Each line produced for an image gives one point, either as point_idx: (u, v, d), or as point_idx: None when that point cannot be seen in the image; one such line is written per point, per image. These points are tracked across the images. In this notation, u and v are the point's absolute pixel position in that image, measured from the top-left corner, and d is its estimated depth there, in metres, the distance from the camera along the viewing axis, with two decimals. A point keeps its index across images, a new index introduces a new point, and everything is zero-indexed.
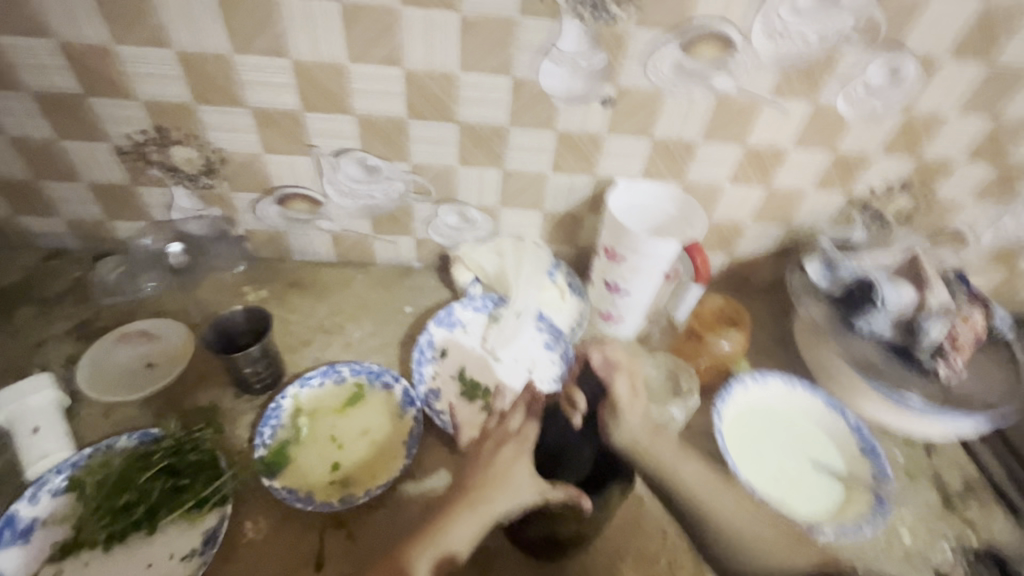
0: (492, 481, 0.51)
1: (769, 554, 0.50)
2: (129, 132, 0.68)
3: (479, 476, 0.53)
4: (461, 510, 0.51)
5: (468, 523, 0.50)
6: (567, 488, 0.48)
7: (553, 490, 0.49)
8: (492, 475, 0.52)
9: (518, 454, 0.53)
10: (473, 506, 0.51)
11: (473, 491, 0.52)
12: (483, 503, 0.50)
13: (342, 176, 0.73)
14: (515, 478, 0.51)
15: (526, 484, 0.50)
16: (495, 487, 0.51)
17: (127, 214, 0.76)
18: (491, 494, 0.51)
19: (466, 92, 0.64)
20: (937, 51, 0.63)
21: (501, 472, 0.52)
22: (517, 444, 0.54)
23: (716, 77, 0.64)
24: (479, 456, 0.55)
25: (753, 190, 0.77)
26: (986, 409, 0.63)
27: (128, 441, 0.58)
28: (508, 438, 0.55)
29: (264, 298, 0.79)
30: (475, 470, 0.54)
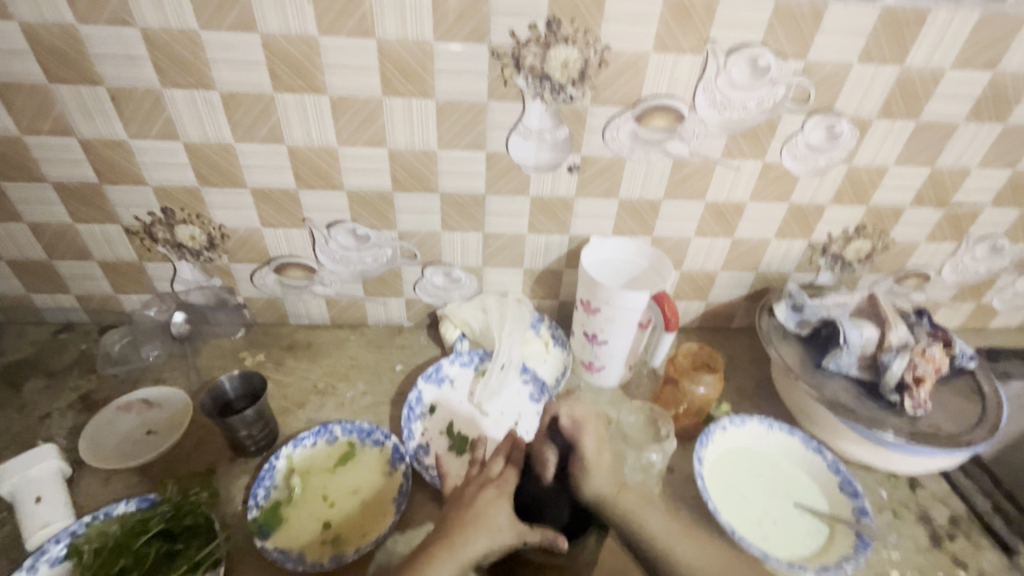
0: (472, 522, 0.50)
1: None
2: (139, 214, 0.74)
3: (459, 518, 0.51)
4: (437, 554, 0.48)
5: (446, 565, 0.47)
6: (545, 531, 0.49)
7: (531, 532, 0.49)
8: (473, 516, 0.50)
9: (498, 496, 0.52)
10: (452, 546, 0.48)
11: (451, 533, 0.50)
12: (460, 546, 0.48)
13: (335, 244, 0.78)
14: (496, 519, 0.50)
15: (506, 526, 0.49)
16: (474, 529, 0.49)
17: (134, 288, 0.82)
18: (471, 535, 0.49)
19: (445, 165, 0.71)
20: (866, 112, 0.70)
21: (481, 513, 0.51)
22: (496, 484, 0.53)
23: (670, 143, 0.71)
24: (456, 497, 0.54)
25: (719, 241, 0.82)
26: (962, 442, 0.64)
27: (125, 507, 0.60)
28: (488, 481, 0.54)
29: (261, 362, 0.83)
30: (454, 510, 0.52)
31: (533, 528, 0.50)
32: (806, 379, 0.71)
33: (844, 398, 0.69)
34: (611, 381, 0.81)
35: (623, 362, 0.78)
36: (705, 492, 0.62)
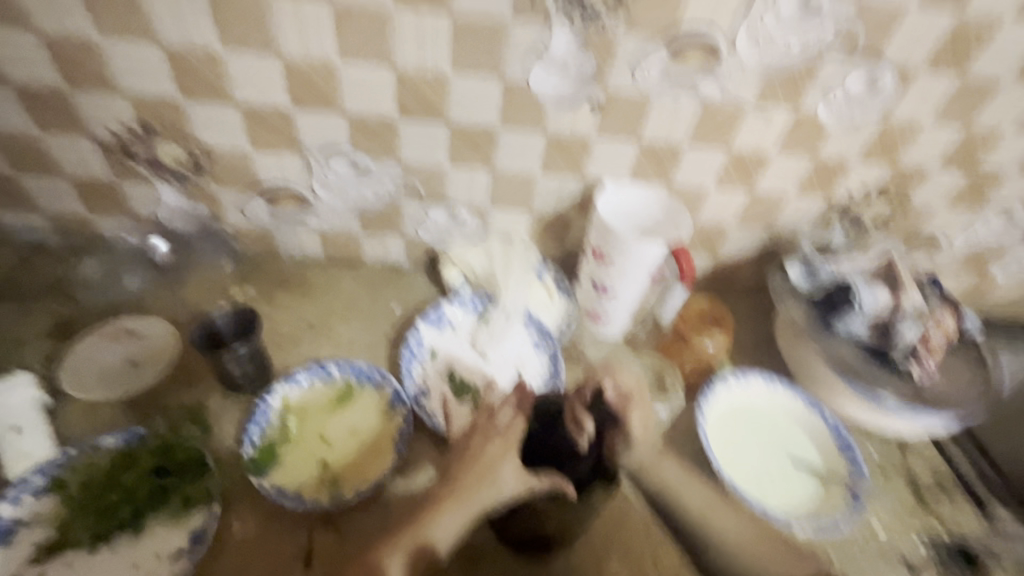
0: (478, 475, 0.51)
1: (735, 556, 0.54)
2: (114, 128, 0.67)
3: (466, 471, 0.52)
4: (444, 509, 0.51)
5: (456, 516, 0.51)
6: (553, 478, 0.49)
7: (538, 482, 0.49)
8: (480, 470, 0.52)
9: (506, 449, 0.52)
10: (460, 501, 0.51)
11: (460, 484, 0.52)
12: (467, 500, 0.51)
13: (331, 174, 0.73)
14: (501, 476, 0.50)
15: (512, 480, 0.50)
16: (483, 484, 0.51)
17: (111, 211, 0.75)
18: (477, 490, 0.51)
19: (456, 93, 0.65)
20: (912, 63, 0.65)
21: (486, 467, 0.52)
22: (503, 440, 0.52)
23: (702, 84, 0.66)
24: (462, 445, 0.55)
25: (737, 194, 0.79)
26: (957, 411, 0.67)
27: (112, 440, 0.56)
28: (494, 431, 0.54)
29: (251, 296, 0.78)
30: (461, 462, 0.53)
31: (541, 477, 0.49)
32: (815, 342, 0.71)
33: (851, 363, 0.69)
34: (614, 335, 0.79)
35: (628, 316, 0.76)
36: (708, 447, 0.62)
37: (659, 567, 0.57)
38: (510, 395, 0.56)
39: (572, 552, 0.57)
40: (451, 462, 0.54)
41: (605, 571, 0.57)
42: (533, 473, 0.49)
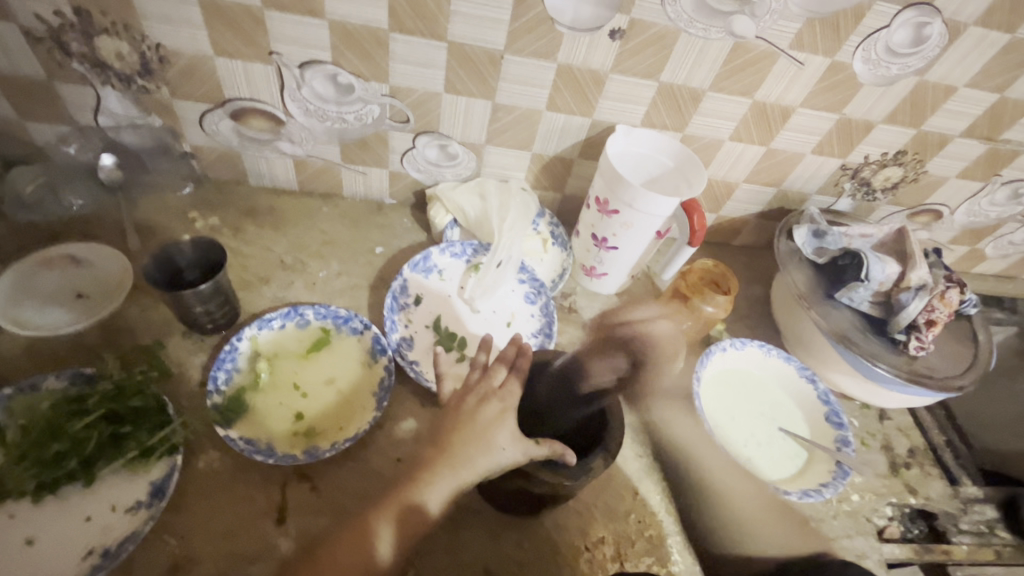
0: (473, 439, 0.47)
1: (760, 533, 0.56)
2: (42, 13, 0.55)
3: (458, 432, 0.48)
4: (438, 468, 0.47)
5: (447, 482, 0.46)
6: (553, 443, 0.45)
7: (537, 447, 0.45)
8: (475, 432, 0.47)
9: (502, 412, 0.48)
10: (453, 464, 0.47)
11: (451, 447, 0.48)
12: (461, 464, 0.46)
13: (309, 92, 0.63)
14: (497, 440, 0.46)
15: (508, 446, 0.45)
16: (477, 447, 0.46)
17: (45, 116, 0.64)
18: (470, 455, 0.46)
19: (460, 5, 0.56)
20: (964, 15, 0.59)
21: (482, 430, 0.48)
22: (503, 403, 0.49)
23: (737, 18, 0.58)
24: (455, 404, 0.50)
25: (752, 148, 0.74)
26: (952, 385, 0.64)
27: (57, 381, 0.51)
28: (491, 392, 0.50)
29: (214, 226, 0.70)
30: (454, 422, 0.49)
31: (540, 443, 0.45)
32: (815, 309, 0.68)
33: (850, 331, 0.66)
34: (609, 289, 0.75)
35: (627, 271, 0.72)
36: (700, 412, 0.61)
37: (644, 529, 0.57)
38: (506, 351, 0.53)
39: (558, 511, 0.56)
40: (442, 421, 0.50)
41: (590, 532, 0.56)
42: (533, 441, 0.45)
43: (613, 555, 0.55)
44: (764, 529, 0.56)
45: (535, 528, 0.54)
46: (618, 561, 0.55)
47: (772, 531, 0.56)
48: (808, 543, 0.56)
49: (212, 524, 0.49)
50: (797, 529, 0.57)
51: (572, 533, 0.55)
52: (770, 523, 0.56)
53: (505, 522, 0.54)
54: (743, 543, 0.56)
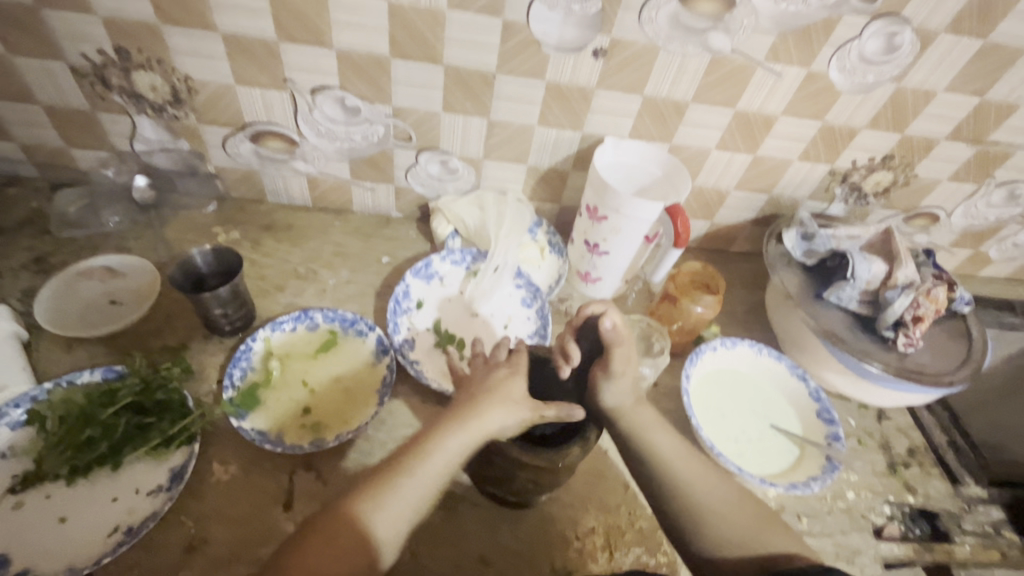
0: (485, 401, 0.50)
1: (732, 526, 0.49)
2: (88, 53, 0.62)
3: (469, 395, 0.52)
4: (452, 426, 0.49)
5: (457, 440, 0.48)
6: (569, 409, 0.48)
7: (547, 408, 0.49)
8: (487, 394, 0.51)
9: (512, 373, 0.53)
10: (465, 421, 0.49)
11: (462, 411, 0.50)
12: (475, 420, 0.49)
13: (320, 115, 0.69)
14: (508, 398, 0.50)
15: (519, 402, 0.50)
16: (490, 403, 0.50)
17: (89, 143, 0.72)
18: (483, 412, 0.49)
19: (453, 32, 0.61)
20: (933, 23, 0.62)
21: (493, 390, 0.51)
22: (511, 367, 0.53)
23: (712, 34, 0.62)
24: (469, 377, 0.55)
25: (739, 156, 0.77)
26: (943, 381, 0.64)
27: (90, 376, 0.56)
28: (502, 361, 0.55)
29: (235, 240, 0.76)
30: (467, 391, 0.53)
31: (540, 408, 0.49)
32: (804, 309, 0.69)
33: (839, 330, 0.68)
34: (604, 294, 0.79)
35: (620, 276, 0.76)
36: (689, 408, 0.63)
37: (635, 521, 0.59)
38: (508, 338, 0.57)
39: (549, 502, 0.58)
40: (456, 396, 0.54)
41: (581, 522, 0.58)
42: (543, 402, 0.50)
43: (604, 545, 0.57)
44: (732, 525, 0.49)
45: (527, 518, 0.57)
46: (608, 551, 0.57)
47: (738, 520, 0.49)
48: (781, 537, 0.49)
49: (225, 508, 0.53)
50: (772, 523, 0.50)
51: (564, 523, 0.57)
52: (743, 511, 0.50)
53: (498, 512, 0.57)
54: (706, 534, 0.49)
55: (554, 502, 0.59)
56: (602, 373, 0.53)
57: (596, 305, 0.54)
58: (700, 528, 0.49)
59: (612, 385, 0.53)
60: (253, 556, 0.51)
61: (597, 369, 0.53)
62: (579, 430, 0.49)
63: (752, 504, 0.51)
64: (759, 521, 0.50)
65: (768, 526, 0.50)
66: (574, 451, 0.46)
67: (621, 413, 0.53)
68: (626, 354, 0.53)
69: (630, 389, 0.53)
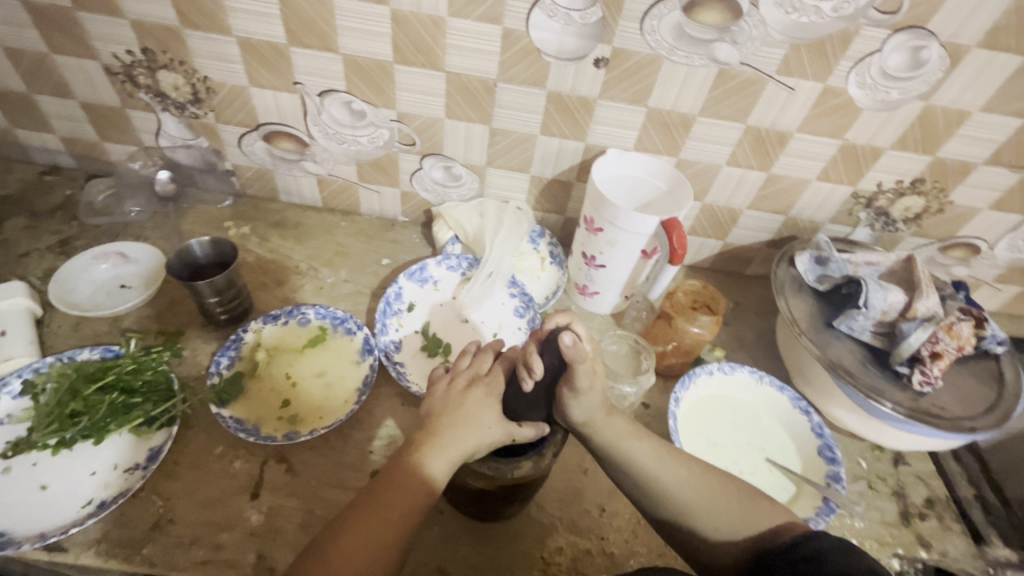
0: (459, 424, 0.48)
1: (716, 516, 0.47)
2: (118, 52, 0.67)
3: (446, 414, 0.49)
4: (428, 451, 0.47)
5: (435, 466, 0.46)
6: (538, 427, 0.48)
7: (523, 430, 0.48)
8: (460, 416, 0.49)
9: (489, 396, 0.50)
10: (442, 445, 0.47)
11: (435, 434, 0.48)
12: (451, 444, 0.47)
13: (328, 117, 0.72)
14: (483, 420, 0.48)
15: (495, 426, 0.48)
16: (465, 425, 0.48)
17: (119, 138, 0.77)
18: (460, 435, 0.47)
19: (454, 39, 0.62)
20: (964, 37, 0.57)
21: (470, 412, 0.49)
22: (488, 387, 0.51)
23: (718, 46, 0.60)
24: (440, 391, 0.52)
25: (752, 174, 0.73)
26: (964, 427, 0.58)
27: (89, 354, 0.60)
28: (478, 378, 0.53)
29: (245, 235, 0.79)
30: (443, 405, 0.50)
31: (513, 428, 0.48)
32: (810, 338, 0.65)
33: (847, 362, 0.63)
34: (603, 308, 0.76)
35: (619, 290, 0.73)
36: (674, 433, 0.60)
37: (606, 547, 0.56)
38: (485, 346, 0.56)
39: (517, 517, 0.56)
40: (423, 414, 0.51)
41: (548, 542, 0.56)
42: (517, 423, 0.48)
43: (570, 568, 0.54)
44: (717, 515, 0.47)
45: (492, 531, 0.55)
46: None
47: (722, 508, 0.47)
48: (771, 517, 0.47)
49: (195, 491, 0.54)
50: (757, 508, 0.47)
51: (530, 542, 0.55)
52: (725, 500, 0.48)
53: (463, 523, 0.56)
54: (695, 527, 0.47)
55: (523, 518, 0.57)
56: (568, 390, 0.50)
57: (561, 319, 0.53)
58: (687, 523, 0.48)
59: (579, 402, 0.50)
60: (213, 541, 0.51)
61: (564, 384, 0.50)
62: (538, 445, 0.49)
63: (731, 492, 0.48)
64: (742, 507, 0.47)
65: (755, 506, 0.47)
66: (524, 465, 0.46)
67: (593, 428, 0.50)
68: (592, 369, 0.49)
69: (600, 403, 0.50)
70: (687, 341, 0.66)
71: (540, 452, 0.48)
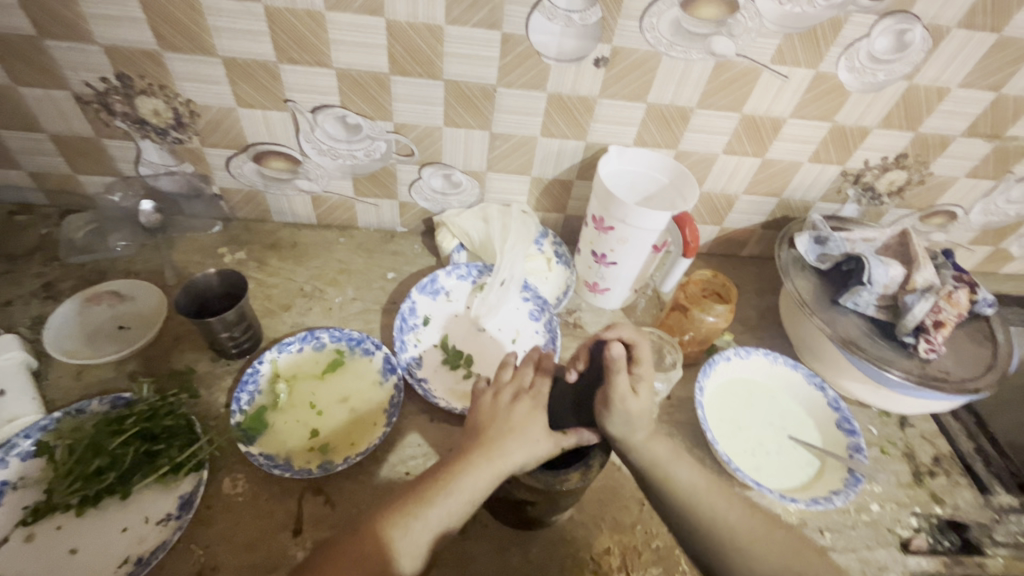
0: (508, 436, 0.49)
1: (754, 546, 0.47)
2: (90, 80, 0.63)
3: (493, 427, 0.50)
4: (475, 460, 0.48)
5: (480, 475, 0.47)
6: (579, 434, 0.49)
7: (568, 438, 0.48)
8: (509, 428, 0.49)
9: (535, 408, 0.51)
10: (490, 454, 0.48)
11: (483, 443, 0.49)
12: (498, 455, 0.47)
13: (321, 133, 0.69)
14: (531, 433, 0.49)
15: (543, 437, 0.48)
16: (512, 437, 0.48)
17: (95, 169, 0.72)
18: (507, 447, 0.48)
19: (451, 47, 0.61)
20: (945, 19, 0.60)
21: (516, 423, 0.50)
22: (535, 402, 0.52)
23: (715, 39, 0.61)
24: (487, 404, 0.53)
25: (748, 160, 0.75)
26: (968, 388, 0.62)
27: (99, 405, 0.56)
28: (523, 390, 0.53)
29: (241, 260, 0.76)
30: (490, 418, 0.51)
31: (568, 434, 0.49)
32: (819, 316, 0.67)
33: (856, 336, 0.66)
34: (613, 304, 0.77)
35: (629, 285, 0.74)
36: (703, 422, 0.61)
37: (651, 540, 0.57)
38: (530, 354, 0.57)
39: (562, 522, 0.57)
40: (472, 426, 0.52)
41: (596, 542, 0.57)
42: (564, 432, 0.49)
43: (620, 565, 0.56)
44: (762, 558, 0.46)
45: (539, 538, 0.56)
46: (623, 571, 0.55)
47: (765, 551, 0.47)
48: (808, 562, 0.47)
49: (233, 534, 0.53)
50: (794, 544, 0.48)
51: (578, 544, 0.56)
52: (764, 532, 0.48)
53: (509, 534, 0.56)
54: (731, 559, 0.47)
55: (567, 522, 0.57)
56: (605, 406, 0.50)
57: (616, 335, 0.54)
58: (729, 561, 0.47)
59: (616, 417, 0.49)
60: None
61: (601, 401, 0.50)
62: (585, 457, 0.49)
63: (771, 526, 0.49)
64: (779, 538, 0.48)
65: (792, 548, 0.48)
66: (572, 478, 0.46)
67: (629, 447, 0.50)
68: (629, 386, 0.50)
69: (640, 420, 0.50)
70: (703, 331, 0.68)
71: (587, 463, 0.48)
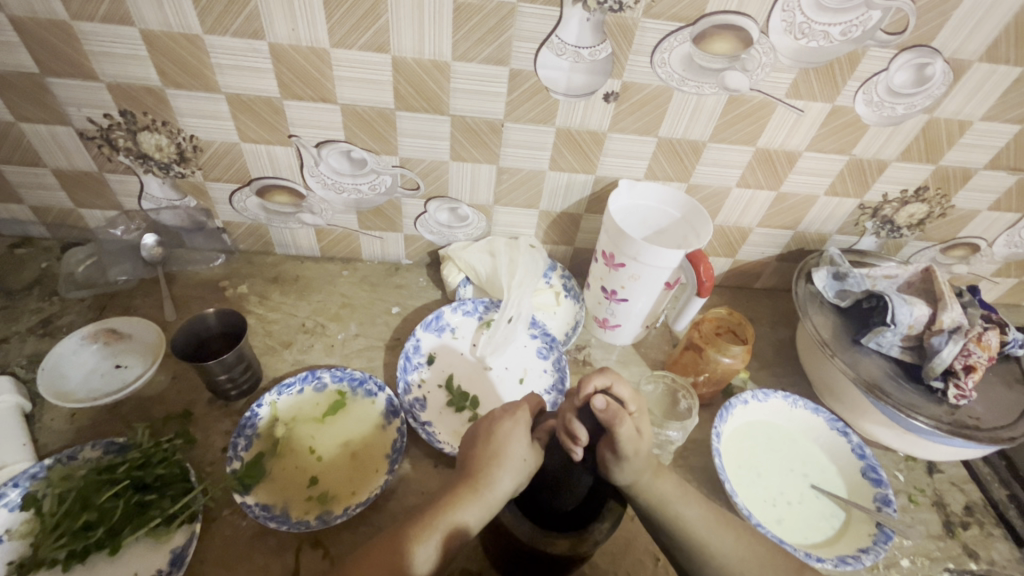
0: (496, 462, 0.48)
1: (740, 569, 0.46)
2: (94, 116, 0.62)
3: (480, 453, 0.50)
4: (467, 489, 0.48)
5: (472, 504, 0.47)
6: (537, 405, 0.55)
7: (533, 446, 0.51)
8: (493, 453, 0.49)
9: (517, 427, 0.51)
10: (479, 483, 0.48)
11: (473, 473, 0.49)
12: (488, 484, 0.48)
13: (326, 168, 0.68)
14: (516, 453, 0.49)
15: (526, 460, 0.49)
16: (499, 464, 0.48)
17: (98, 203, 0.72)
18: (495, 475, 0.48)
19: (458, 83, 0.60)
20: (967, 52, 0.58)
21: (500, 446, 0.50)
22: (511, 414, 0.52)
23: (729, 74, 0.60)
24: (474, 434, 0.53)
25: (762, 193, 0.73)
26: (1001, 437, 0.59)
27: (91, 451, 0.55)
28: (505, 411, 0.53)
29: (242, 294, 0.75)
30: (477, 446, 0.51)
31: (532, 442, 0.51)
32: (841, 358, 0.64)
33: (880, 379, 0.63)
34: (624, 340, 0.75)
35: (640, 322, 0.72)
36: (722, 472, 0.58)
37: None
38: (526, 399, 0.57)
39: None
40: (463, 458, 0.51)
41: None
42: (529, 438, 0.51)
43: None
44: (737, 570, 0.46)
45: None
46: None
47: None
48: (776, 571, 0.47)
49: None
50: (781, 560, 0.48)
51: None
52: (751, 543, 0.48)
53: None
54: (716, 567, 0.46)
55: None
56: (612, 456, 0.47)
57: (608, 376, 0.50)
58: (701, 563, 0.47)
59: (623, 466, 0.47)
60: None
61: (606, 448, 0.48)
62: (584, 528, 0.47)
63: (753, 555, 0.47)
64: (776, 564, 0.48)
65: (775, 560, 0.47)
66: (560, 544, 0.44)
67: (638, 492, 0.48)
68: (635, 433, 0.46)
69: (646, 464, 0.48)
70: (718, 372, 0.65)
71: (582, 534, 0.46)
